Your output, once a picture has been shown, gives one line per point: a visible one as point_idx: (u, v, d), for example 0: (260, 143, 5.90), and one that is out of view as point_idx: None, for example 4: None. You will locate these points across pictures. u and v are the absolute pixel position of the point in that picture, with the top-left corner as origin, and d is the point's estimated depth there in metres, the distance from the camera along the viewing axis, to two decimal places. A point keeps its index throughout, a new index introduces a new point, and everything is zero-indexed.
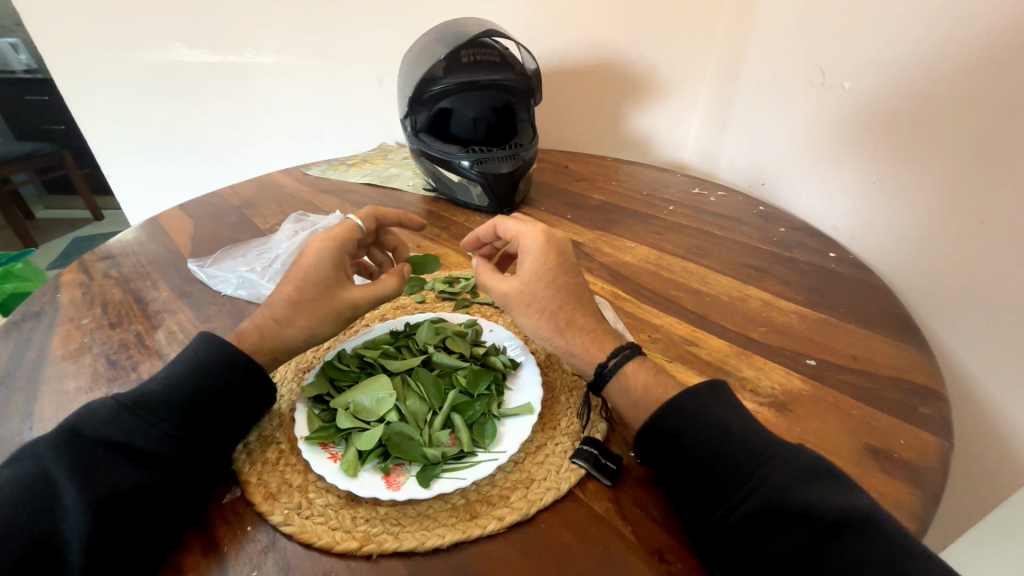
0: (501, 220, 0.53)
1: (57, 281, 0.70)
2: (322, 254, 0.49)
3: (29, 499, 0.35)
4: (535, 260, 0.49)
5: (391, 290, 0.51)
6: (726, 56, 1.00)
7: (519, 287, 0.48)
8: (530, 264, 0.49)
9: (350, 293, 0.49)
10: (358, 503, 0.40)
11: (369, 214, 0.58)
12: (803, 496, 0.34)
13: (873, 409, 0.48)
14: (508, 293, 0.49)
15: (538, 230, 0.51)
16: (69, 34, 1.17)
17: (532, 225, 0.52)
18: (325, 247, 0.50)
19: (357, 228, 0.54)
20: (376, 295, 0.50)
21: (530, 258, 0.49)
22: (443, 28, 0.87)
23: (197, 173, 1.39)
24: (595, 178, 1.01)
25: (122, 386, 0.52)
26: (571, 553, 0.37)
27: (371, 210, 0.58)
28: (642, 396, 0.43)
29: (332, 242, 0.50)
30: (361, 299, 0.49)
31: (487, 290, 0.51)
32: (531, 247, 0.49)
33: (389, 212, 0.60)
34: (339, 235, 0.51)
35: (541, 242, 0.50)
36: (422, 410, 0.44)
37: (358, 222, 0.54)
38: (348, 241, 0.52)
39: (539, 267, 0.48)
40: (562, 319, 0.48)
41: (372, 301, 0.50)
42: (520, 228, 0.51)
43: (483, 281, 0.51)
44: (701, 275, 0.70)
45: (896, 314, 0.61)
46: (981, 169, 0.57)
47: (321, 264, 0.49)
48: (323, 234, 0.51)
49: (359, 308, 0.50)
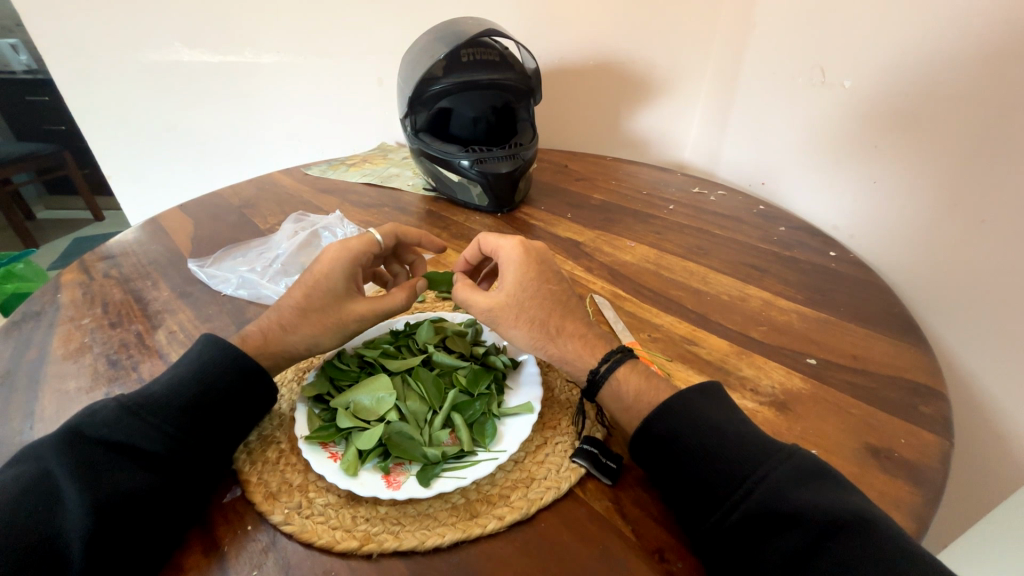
0: (482, 236, 0.54)
1: (58, 281, 0.70)
2: (335, 264, 0.49)
3: (31, 499, 0.35)
4: (518, 270, 0.49)
5: (399, 306, 0.51)
6: (727, 55, 1.00)
7: (505, 298, 0.48)
8: (512, 274, 0.49)
9: (356, 305, 0.49)
10: (359, 502, 0.40)
11: (390, 231, 0.58)
12: (800, 497, 0.34)
13: (872, 408, 0.48)
14: (496, 306, 0.48)
15: (516, 242, 0.52)
16: (70, 36, 1.17)
17: (510, 238, 0.52)
18: (340, 257, 0.50)
19: (375, 241, 0.54)
20: (382, 309, 0.50)
21: (511, 269, 0.49)
22: (442, 28, 0.86)
23: (197, 173, 1.39)
24: (596, 178, 1.01)
25: (122, 386, 0.52)
26: (571, 553, 0.37)
27: (393, 228, 0.58)
28: (635, 400, 0.43)
29: (348, 253, 0.50)
30: (367, 313, 0.49)
31: (467, 306, 0.51)
32: (510, 259, 0.50)
33: (410, 229, 0.60)
34: (356, 247, 0.51)
35: (520, 252, 0.50)
36: (422, 410, 0.44)
37: (377, 236, 0.54)
38: (364, 253, 0.52)
39: (522, 276, 0.49)
40: (552, 326, 0.47)
41: (376, 313, 0.50)
42: (498, 242, 0.52)
43: (460, 297, 0.51)
44: (702, 275, 0.70)
45: (895, 313, 0.61)
46: (980, 167, 0.57)
47: (333, 273, 0.49)
48: (340, 243, 0.51)
49: (367, 322, 0.50)
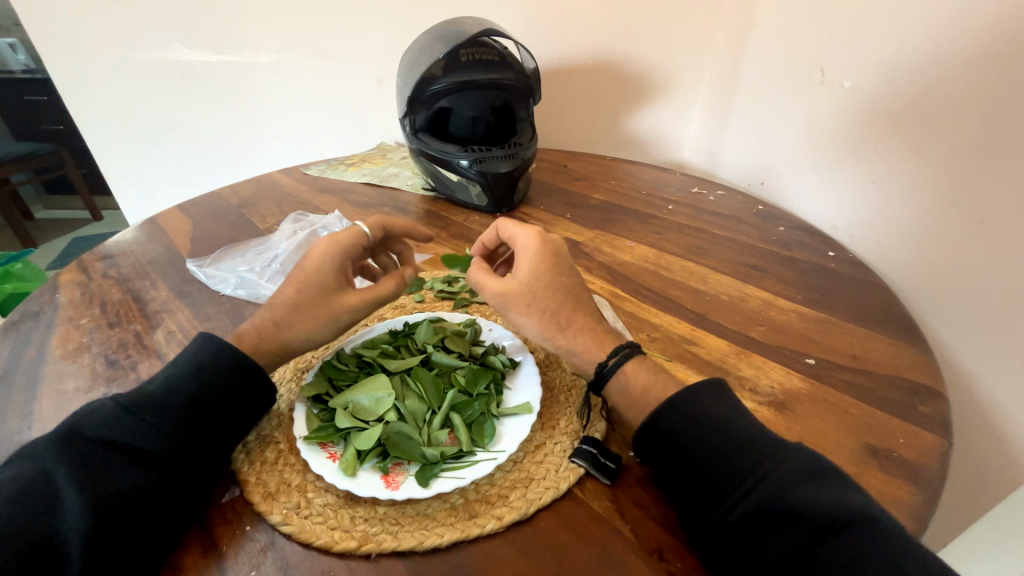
0: (501, 221, 0.54)
1: (57, 281, 0.70)
2: (324, 257, 0.49)
3: (29, 499, 0.35)
4: (533, 261, 0.49)
5: (389, 294, 0.51)
6: (726, 55, 1.00)
7: (517, 287, 0.48)
8: (529, 262, 0.49)
9: (346, 297, 0.49)
10: (358, 502, 0.40)
11: (377, 223, 0.57)
12: (800, 495, 0.34)
13: (871, 407, 0.48)
14: (507, 294, 0.48)
15: (532, 233, 0.51)
16: (69, 35, 1.17)
17: (528, 227, 0.52)
18: (329, 251, 0.50)
19: (363, 233, 0.53)
20: (373, 299, 0.50)
21: (527, 257, 0.49)
22: (442, 27, 0.86)
23: (195, 172, 1.39)
24: (595, 178, 1.01)
25: (121, 386, 0.52)
26: (570, 553, 0.37)
27: (378, 219, 0.57)
28: (641, 395, 0.43)
29: (336, 246, 0.50)
30: (358, 305, 0.49)
31: (479, 289, 0.50)
32: (527, 248, 0.50)
33: (396, 221, 0.59)
34: (344, 240, 0.51)
35: (536, 243, 0.50)
36: (421, 410, 0.44)
37: (365, 229, 0.54)
38: (354, 246, 0.52)
39: (536, 266, 0.48)
40: (563, 318, 0.47)
41: (366, 305, 0.49)
42: (516, 231, 0.52)
43: (473, 280, 0.51)
44: (701, 275, 0.70)
45: (895, 313, 0.61)
46: (980, 166, 0.57)
47: (323, 266, 0.49)
48: (329, 237, 0.51)
49: (359, 313, 0.50)
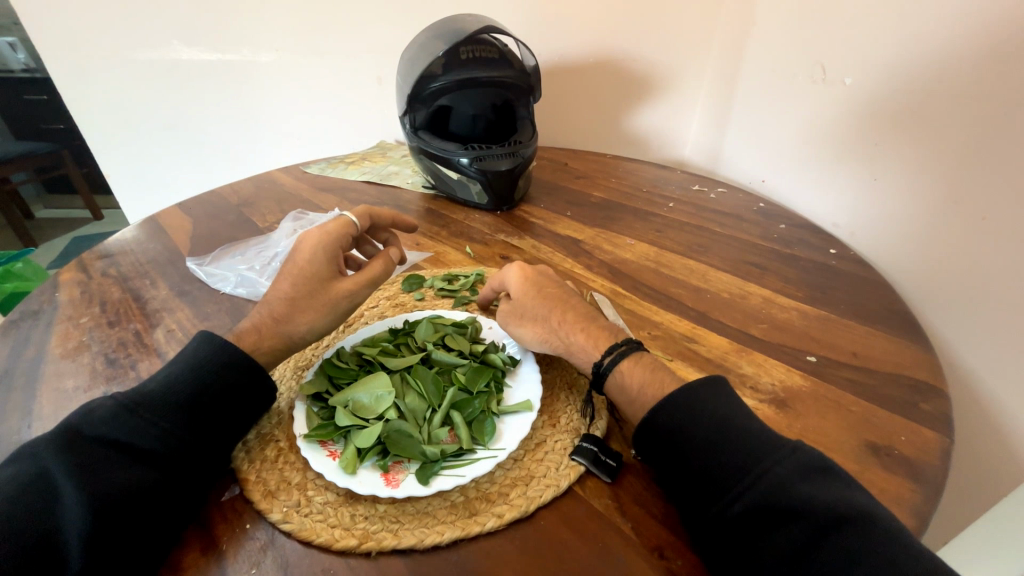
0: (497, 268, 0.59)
1: (57, 280, 0.70)
2: (316, 248, 0.50)
3: (28, 497, 0.34)
4: (519, 271, 0.55)
5: (381, 274, 0.52)
6: (728, 52, 1.00)
7: (512, 305, 0.53)
8: (515, 286, 0.54)
9: (342, 284, 0.50)
10: (358, 500, 0.39)
11: (363, 212, 0.58)
12: (802, 491, 0.34)
13: (873, 405, 0.48)
14: (506, 309, 0.53)
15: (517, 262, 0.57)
16: (70, 33, 1.16)
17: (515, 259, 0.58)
18: (321, 241, 0.51)
19: (351, 223, 0.54)
20: (368, 280, 0.51)
21: (514, 281, 0.54)
22: (441, 25, 0.85)
23: (194, 169, 1.39)
24: (596, 175, 1.01)
25: (121, 384, 0.52)
26: (571, 550, 0.37)
27: (365, 208, 0.59)
28: (639, 393, 0.43)
29: (327, 236, 0.51)
30: (355, 288, 0.50)
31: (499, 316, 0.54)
32: (513, 274, 0.55)
33: (382, 210, 0.61)
34: (333, 230, 0.52)
35: (520, 267, 0.55)
36: (421, 408, 0.44)
37: (353, 219, 0.55)
38: (342, 235, 0.53)
39: (521, 285, 0.53)
40: (553, 320, 0.49)
41: (363, 289, 0.51)
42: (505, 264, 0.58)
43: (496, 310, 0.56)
44: (702, 272, 0.70)
45: (896, 310, 0.61)
46: (981, 161, 0.57)
47: (316, 257, 0.50)
48: (318, 229, 0.52)
49: (356, 297, 0.51)
